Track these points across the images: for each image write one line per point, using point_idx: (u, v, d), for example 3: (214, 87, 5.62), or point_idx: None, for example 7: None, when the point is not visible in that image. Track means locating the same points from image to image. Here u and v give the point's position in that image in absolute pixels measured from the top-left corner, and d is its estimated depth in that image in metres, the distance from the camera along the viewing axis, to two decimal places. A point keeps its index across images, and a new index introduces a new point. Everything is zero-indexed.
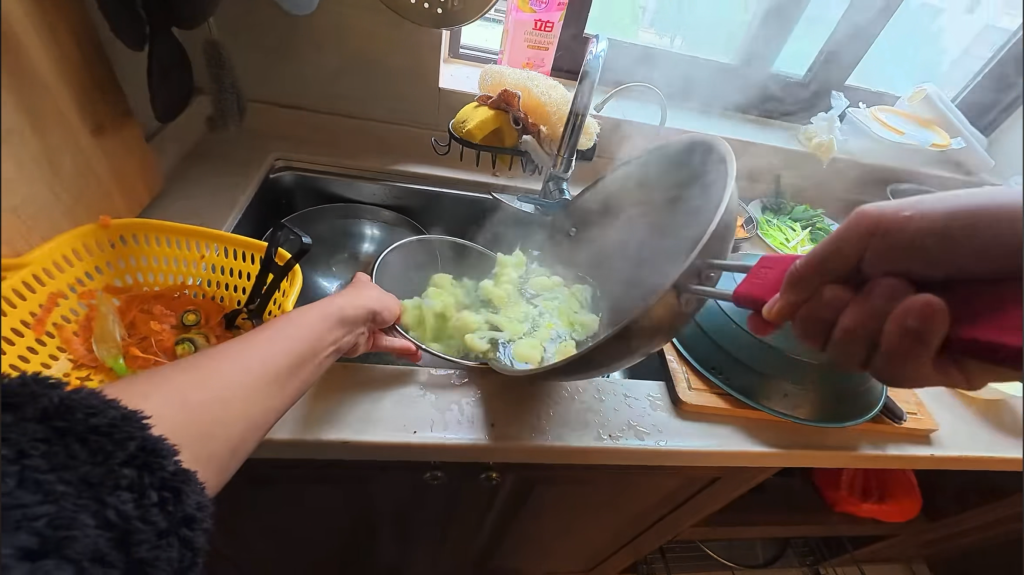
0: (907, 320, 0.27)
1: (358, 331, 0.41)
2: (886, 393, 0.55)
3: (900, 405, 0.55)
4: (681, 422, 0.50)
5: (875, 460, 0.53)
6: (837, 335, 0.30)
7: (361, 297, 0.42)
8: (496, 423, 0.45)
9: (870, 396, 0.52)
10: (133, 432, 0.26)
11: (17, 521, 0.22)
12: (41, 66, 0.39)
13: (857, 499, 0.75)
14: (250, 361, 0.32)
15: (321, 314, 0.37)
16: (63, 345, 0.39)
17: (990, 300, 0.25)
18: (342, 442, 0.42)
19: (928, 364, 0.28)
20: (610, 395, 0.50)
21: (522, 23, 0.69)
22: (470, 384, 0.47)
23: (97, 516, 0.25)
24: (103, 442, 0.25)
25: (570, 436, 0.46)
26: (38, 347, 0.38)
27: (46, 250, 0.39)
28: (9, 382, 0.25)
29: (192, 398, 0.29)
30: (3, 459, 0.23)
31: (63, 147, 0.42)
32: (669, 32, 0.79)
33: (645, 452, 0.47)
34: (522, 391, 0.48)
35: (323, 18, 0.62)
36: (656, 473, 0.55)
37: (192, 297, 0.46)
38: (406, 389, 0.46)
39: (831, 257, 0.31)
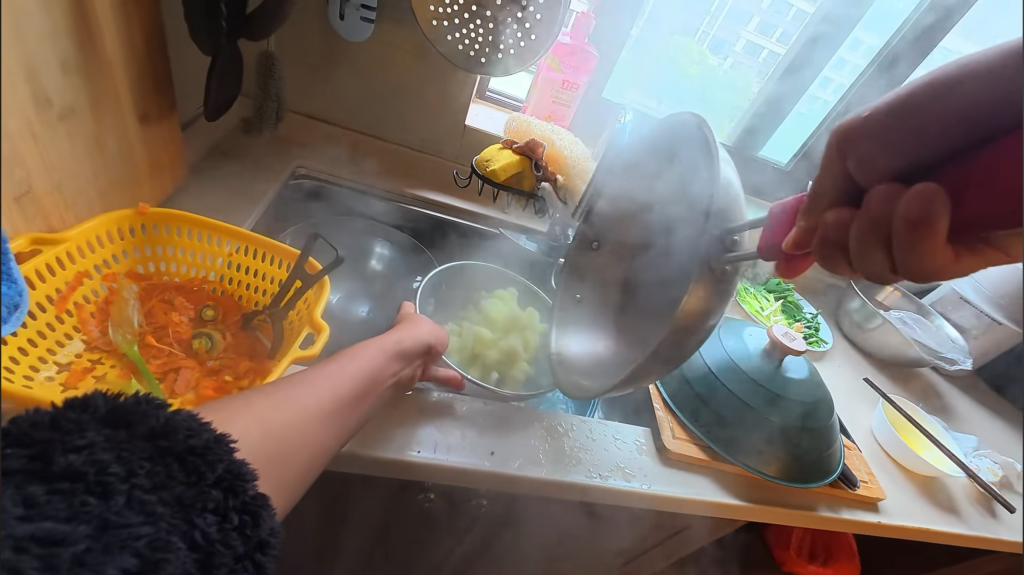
0: (909, 209, 0.25)
1: (416, 364, 0.44)
2: (843, 461, 0.60)
3: (854, 473, 0.61)
4: (663, 468, 0.53)
5: (830, 522, 0.58)
6: (853, 249, 0.28)
7: (419, 330, 0.45)
8: (496, 452, 0.47)
9: (830, 462, 0.57)
10: (222, 455, 0.29)
11: (123, 541, 0.25)
12: (114, 55, 0.41)
13: (803, 560, 0.79)
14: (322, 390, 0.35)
15: (379, 348, 0.40)
16: (79, 325, 0.39)
17: (987, 174, 0.25)
18: (348, 453, 0.42)
19: (948, 251, 0.25)
20: (600, 436, 0.53)
21: (550, 81, 0.76)
22: (473, 411, 0.49)
23: (187, 538, 0.28)
24: (197, 462, 0.28)
25: (563, 471, 0.48)
26: (55, 325, 0.38)
27: (83, 230, 0.39)
28: (123, 401, 0.28)
29: (269, 426, 0.32)
30: (116, 478, 0.26)
31: (115, 132, 0.43)
32: None
33: (628, 494, 0.50)
34: (521, 423, 0.51)
35: (371, 47, 0.66)
36: (632, 516, 0.58)
37: (211, 292, 0.47)
38: (412, 409, 0.47)
39: (826, 177, 0.31)
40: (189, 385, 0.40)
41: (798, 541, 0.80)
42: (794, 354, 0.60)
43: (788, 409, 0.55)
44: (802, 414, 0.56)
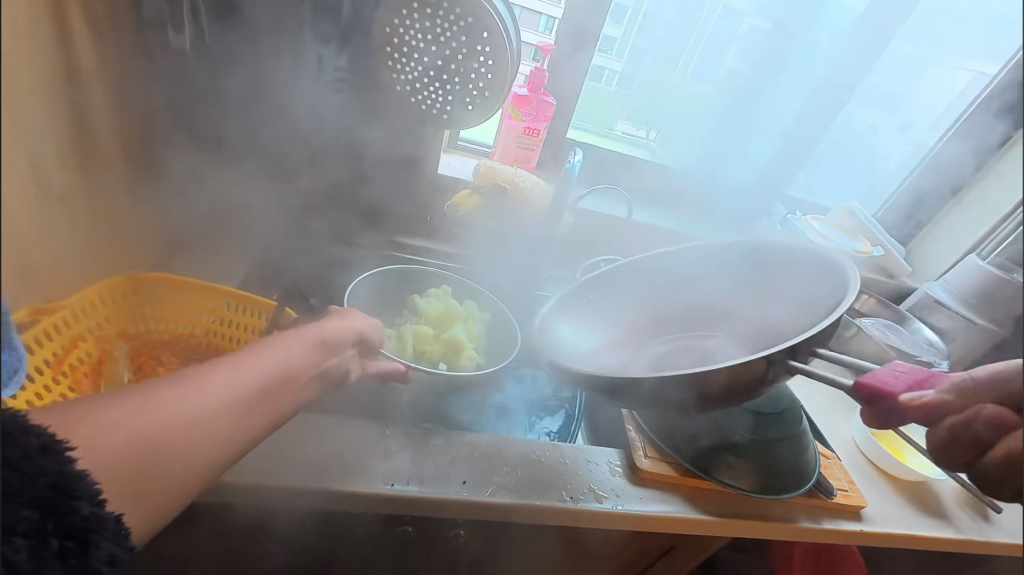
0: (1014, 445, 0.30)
1: (346, 354, 0.43)
2: (820, 470, 0.61)
3: (832, 481, 0.61)
4: (636, 488, 0.55)
5: (812, 533, 0.58)
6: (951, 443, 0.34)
7: (349, 324, 0.45)
8: (468, 481, 0.49)
9: (804, 471, 0.59)
10: (49, 468, 0.29)
11: None
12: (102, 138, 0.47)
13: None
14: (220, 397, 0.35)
15: (300, 344, 0.40)
16: (74, 385, 0.43)
17: None
18: (326, 490, 0.45)
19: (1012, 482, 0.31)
20: (573, 459, 0.55)
21: (513, 129, 0.82)
22: (447, 442, 0.52)
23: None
24: (16, 473, 0.28)
25: (536, 496, 0.50)
26: (54, 385, 0.42)
27: (78, 299, 0.44)
28: None
29: (145, 420, 0.32)
30: None
31: (106, 209, 0.49)
32: (644, 126, 0.92)
33: (602, 515, 0.52)
34: (494, 451, 0.53)
35: None
36: (615, 538, 0.59)
37: (198, 346, 0.51)
38: (388, 444, 0.50)
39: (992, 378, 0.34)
40: None
41: (800, 558, 0.79)
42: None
43: (753, 423, 0.57)
44: (767, 427, 0.57)
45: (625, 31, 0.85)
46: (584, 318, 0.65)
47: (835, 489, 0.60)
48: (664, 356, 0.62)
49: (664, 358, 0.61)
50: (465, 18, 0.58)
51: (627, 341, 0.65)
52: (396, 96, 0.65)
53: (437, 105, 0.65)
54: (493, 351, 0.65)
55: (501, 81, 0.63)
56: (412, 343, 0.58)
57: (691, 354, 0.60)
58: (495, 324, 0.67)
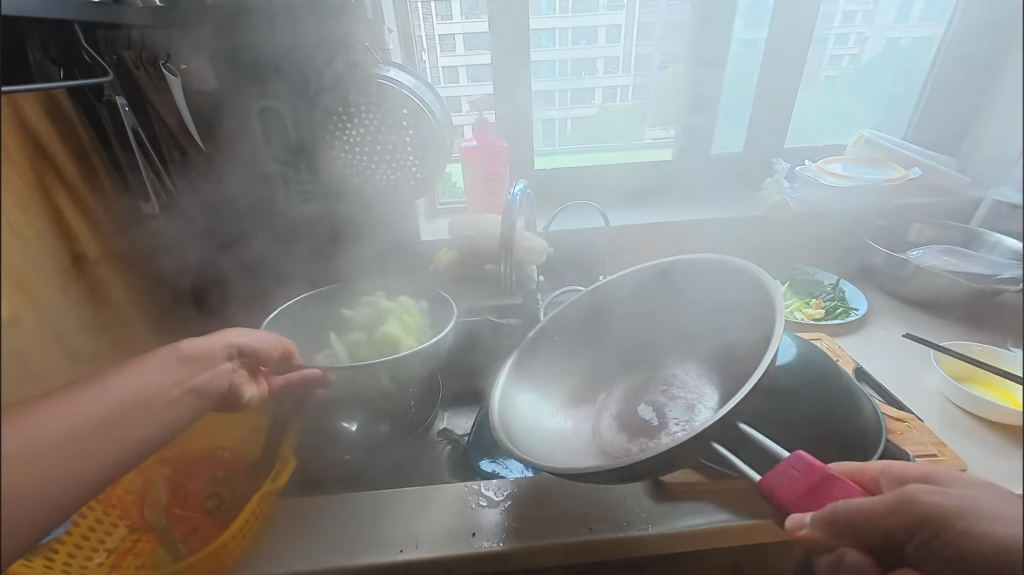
0: None
1: (227, 368, 0.49)
2: (887, 439, 0.53)
3: (908, 448, 0.53)
4: (663, 505, 0.51)
5: None
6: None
7: (219, 338, 0.49)
8: (477, 532, 0.49)
9: (866, 443, 0.51)
10: None
11: None
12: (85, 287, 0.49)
13: None
14: (78, 415, 0.35)
15: (163, 358, 0.43)
16: (98, 539, 0.47)
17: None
18: (338, 568, 0.47)
19: None
20: (590, 488, 0.53)
21: (477, 178, 0.89)
22: (460, 494, 0.53)
23: None
24: None
25: (551, 534, 0.49)
26: (72, 556, 0.45)
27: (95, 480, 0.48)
28: None
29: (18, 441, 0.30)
30: None
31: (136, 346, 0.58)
32: (665, 124, 0.97)
33: (629, 541, 0.48)
34: (504, 497, 0.52)
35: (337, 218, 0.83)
36: (666, 565, 0.53)
37: (226, 455, 0.57)
38: (398, 509, 0.52)
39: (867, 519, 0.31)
40: (207, 541, 0.47)
41: None
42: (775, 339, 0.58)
43: (788, 402, 0.53)
44: (792, 406, 0.53)
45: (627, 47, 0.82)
46: (536, 384, 0.64)
47: (913, 455, 0.52)
48: (637, 401, 0.66)
49: (637, 406, 0.65)
50: (381, 101, 0.65)
51: (595, 384, 0.68)
52: (356, 187, 0.70)
53: (391, 180, 0.70)
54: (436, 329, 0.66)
55: (434, 142, 0.67)
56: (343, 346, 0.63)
57: (660, 388, 0.66)
58: (438, 311, 0.69)
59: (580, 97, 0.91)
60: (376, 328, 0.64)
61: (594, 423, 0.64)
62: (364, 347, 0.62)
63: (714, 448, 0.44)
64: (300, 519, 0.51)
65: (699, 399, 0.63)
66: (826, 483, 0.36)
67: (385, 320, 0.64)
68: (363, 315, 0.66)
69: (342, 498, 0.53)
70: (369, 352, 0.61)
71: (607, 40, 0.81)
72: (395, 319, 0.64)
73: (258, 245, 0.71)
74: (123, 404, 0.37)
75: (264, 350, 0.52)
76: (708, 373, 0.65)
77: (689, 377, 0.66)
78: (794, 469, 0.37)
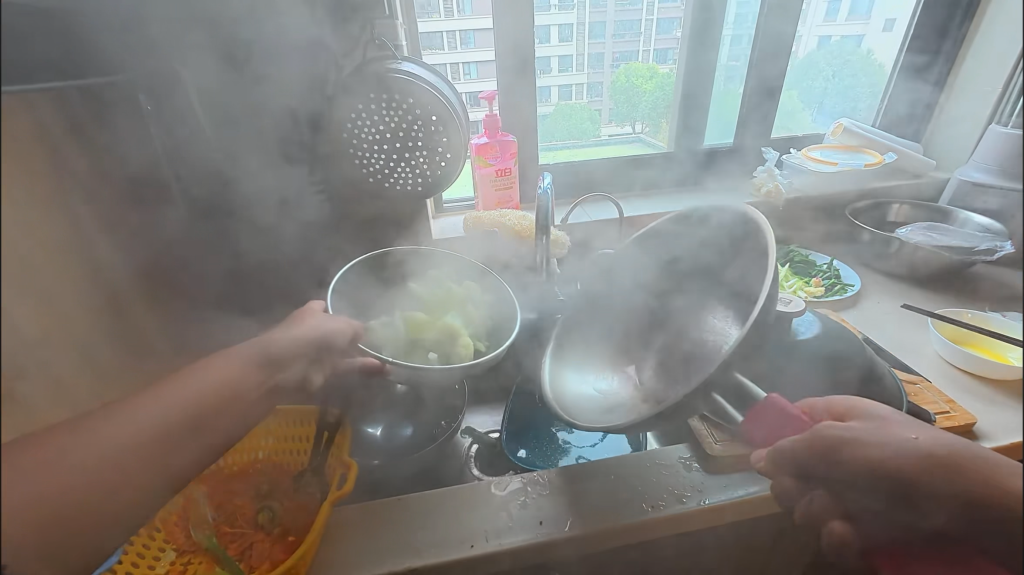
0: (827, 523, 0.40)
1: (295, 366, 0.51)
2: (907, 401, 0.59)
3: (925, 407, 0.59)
4: (714, 477, 0.53)
5: None
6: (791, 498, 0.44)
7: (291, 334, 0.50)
8: (545, 520, 0.50)
9: (890, 404, 0.57)
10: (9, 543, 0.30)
11: None
12: (122, 295, 0.49)
13: None
14: (153, 421, 0.40)
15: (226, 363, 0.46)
16: (153, 561, 0.46)
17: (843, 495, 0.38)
18: (409, 568, 0.46)
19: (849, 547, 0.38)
20: (644, 468, 0.55)
21: (486, 175, 0.90)
22: (518, 485, 0.53)
23: None
24: None
25: (618, 512, 0.50)
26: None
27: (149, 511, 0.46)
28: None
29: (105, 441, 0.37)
30: None
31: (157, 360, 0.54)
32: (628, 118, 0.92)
33: (690, 514, 0.50)
34: (563, 482, 0.53)
35: None
36: (718, 534, 0.56)
37: (265, 467, 0.56)
38: (459, 503, 0.52)
39: (794, 450, 0.42)
40: (264, 557, 0.46)
41: None
42: (801, 315, 0.62)
43: (820, 370, 0.57)
44: (832, 372, 0.57)
45: (578, 46, 0.90)
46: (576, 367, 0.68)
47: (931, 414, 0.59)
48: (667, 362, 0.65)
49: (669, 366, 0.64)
50: (403, 99, 0.62)
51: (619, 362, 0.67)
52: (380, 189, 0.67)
53: (411, 179, 0.68)
54: (494, 335, 0.67)
55: (461, 146, 0.66)
56: (413, 325, 0.61)
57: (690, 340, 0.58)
58: (500, 309, 0.71)
59: (543, 94, 0.99)
60: (440, 311, 0.65)
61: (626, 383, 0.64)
62: (429, 323, 0.62)
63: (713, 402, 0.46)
64: (362, 525, 0.50)
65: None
66: (786, 426, 0.45)
67: (452, 310, 0.66)
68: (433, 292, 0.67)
69: (401, 498, 0.53)
70: (439, 347, 0.61)
71: (560, 40, 0.93)
72: (463, 311, 0.66)
73: (280, 251, 0.69)
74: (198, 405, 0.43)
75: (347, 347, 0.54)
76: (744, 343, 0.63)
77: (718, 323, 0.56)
78: (760, 417, 0.46)
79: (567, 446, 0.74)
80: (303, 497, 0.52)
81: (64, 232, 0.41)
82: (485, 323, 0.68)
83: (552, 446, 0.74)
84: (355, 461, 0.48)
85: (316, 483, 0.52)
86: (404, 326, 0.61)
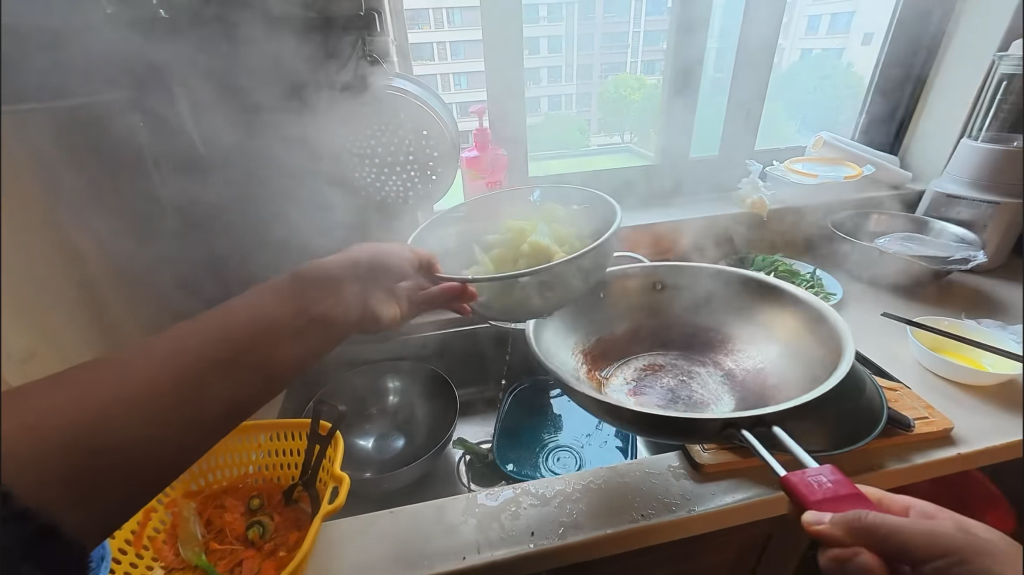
0: None
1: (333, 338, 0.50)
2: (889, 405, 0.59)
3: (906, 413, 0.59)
4: (703, 485, 0.54)
5: (908, 473, 0.56)
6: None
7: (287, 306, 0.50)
8: (535, 531, 0.50)
9: (871, 409, 0.58)
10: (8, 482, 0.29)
11: None
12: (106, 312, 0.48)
13: None
14: (181, 352, 0.37)
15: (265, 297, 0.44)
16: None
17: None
18: None
19: None
20: (632, 476, 0.55)
21: (477, 186, 0.91)
22: (511, 494, 0.54)
23: None
24: None
25: (608, 522, 0.50)
26: None
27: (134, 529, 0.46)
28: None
29: (121, 381, 0.34)
30: None
31: None
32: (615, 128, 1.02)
33: (679, 522, 0.51)
34: (554, 491, 0.54)
35: None
36: (708, 541, 0.57)
37: (254, 482, 0.55)
38: (451, 517, 0.52)
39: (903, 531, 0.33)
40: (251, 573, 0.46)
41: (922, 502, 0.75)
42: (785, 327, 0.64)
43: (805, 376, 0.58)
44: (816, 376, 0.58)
45: (567, 57, 0.93)
46: (562, 345, 0.66)
47: (912, 419, 0.59)
48: (652, 376, 0.72)
49: (653, 383, 0.71)
50: (394, 115, 0.63)
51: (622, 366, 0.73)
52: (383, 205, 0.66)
53: (403, 189, 0.68)
54: (591, 228, 0.65)
55: (451, 156, 0.68)
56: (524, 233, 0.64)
57: (679, 378, 0.72)
58: (590, 202, 0.68)
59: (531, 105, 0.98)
60: (528, 230, 0.65)
61: (615, 388, 0.69)
62: (520, 238, 0.63)
63: (739, 435, 0.46)
64: (354, 539, 0.50)
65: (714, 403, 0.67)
66: (852, 498, 0.36)
67: (538, 225, 0.65)
68: (545, 212, 0.67)
69: (394, 510, 0.53)
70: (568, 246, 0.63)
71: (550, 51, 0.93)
72: (558, 224, 0.65)
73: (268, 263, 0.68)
74: (228, 345, 0.39)
75: (395, 268, 0.56)
76: (728, 382, 0.69)
77: (711, 380, 0.70)
78: (824, 477, 0.37)
79: (555, 455, 0.74)
80: (293, 511, 0.51)
81: (42, 251, 0.40)
82: (584, 224, 0.66)
83: (541, 456, 0.74)
84: (343, 474, 0.49)
85: (307, 496, 0.52)
86: (498, 245, 0.64)
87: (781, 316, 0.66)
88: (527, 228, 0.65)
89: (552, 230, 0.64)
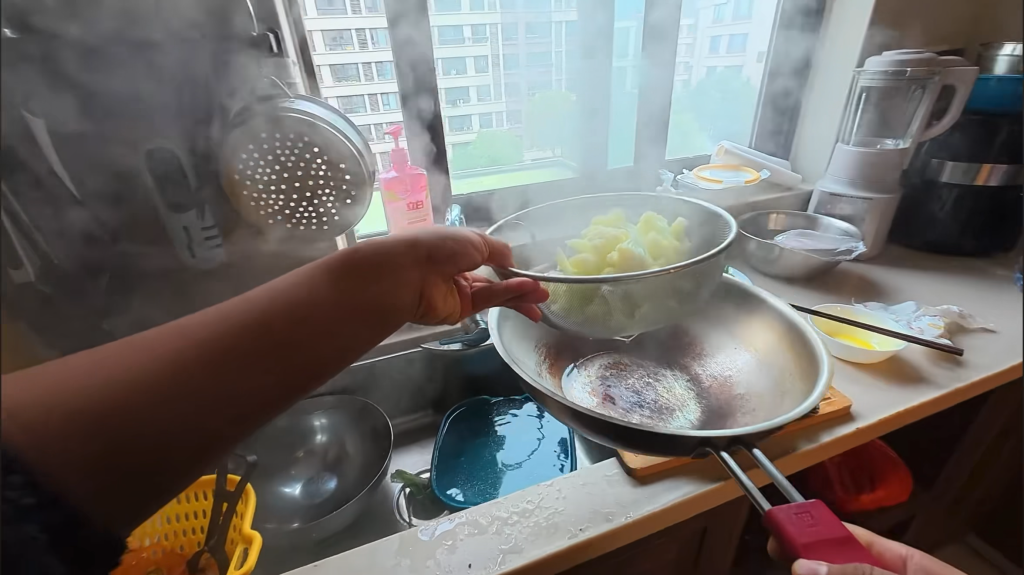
0: None
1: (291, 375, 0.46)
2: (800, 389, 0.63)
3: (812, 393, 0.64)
4: (637, 489, 0.55)
5: (818, 451, 0.61)
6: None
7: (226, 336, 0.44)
8: (473, 564, 0.48)
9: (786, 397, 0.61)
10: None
11: None
12: None
13: (854, 493, 0.80)
14: (239, 328, 0.39)
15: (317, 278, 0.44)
16: None
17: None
18: None
19: None
20: (569, 489, 0.55)
21: (398, 209, 0.89)
22: (447, 527, 0.51)
23: None
24: None
25: (546, 542, 0.49)
26: None
27: None
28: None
29: (186, 340, 0.37)
30: None
31: None
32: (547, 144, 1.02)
33: (616, 531, 0.51)
34: (491, 516, 0.52)
35: None
36: (648, 544, 0.57)
37: (153, 556, 0.49)
38: (381, 562, 0.48)
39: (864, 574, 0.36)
40: None
41: (839, 478, 0.81)
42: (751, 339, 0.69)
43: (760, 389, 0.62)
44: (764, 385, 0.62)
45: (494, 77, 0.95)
46: (529, 354, 0.70)
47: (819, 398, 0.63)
48: (619, 378, 0.75)
49: (619, 384, 0.74)
50: (305, 142, 0.60)
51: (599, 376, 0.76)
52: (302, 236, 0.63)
53: (313, 221, 0.64)
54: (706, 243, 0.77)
55: (365, 185, 0.65)
56: (652, 244, 0.74)
57: (646, 383, 0.75)
58: (711, 223, 0.79)
59: (460, 123, 0.98)
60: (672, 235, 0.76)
61: (581, 392, 0.72)
62: (603, 253, 0.73)
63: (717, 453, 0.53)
64: None
65: (679, 409, 0.70)
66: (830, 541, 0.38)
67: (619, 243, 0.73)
68: (674, 221, 0.79)
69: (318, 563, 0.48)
70: (662, 256, 0.74)
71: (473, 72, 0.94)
72: (670, 233, 0.76)
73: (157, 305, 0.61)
74: (278, 322, 0.40)
75: (466, 250, 0.55)
76: (695, 388, 0.73)
77: (678, 385, 0.74)
78: (805, 515, 0.39)
79: (497, 477, 0.73)
80: None
81: None
82: (707, 235, 0.78)
83: (483, 481, 0.72)
84: (257, 533, 0.44)
85: (216, 563, 0.46)
86: (586, 254, 0.73)
87: (756, 327, 0.75)
88: (616, 244, 0.74)
89: (665, 240, 0.75)
